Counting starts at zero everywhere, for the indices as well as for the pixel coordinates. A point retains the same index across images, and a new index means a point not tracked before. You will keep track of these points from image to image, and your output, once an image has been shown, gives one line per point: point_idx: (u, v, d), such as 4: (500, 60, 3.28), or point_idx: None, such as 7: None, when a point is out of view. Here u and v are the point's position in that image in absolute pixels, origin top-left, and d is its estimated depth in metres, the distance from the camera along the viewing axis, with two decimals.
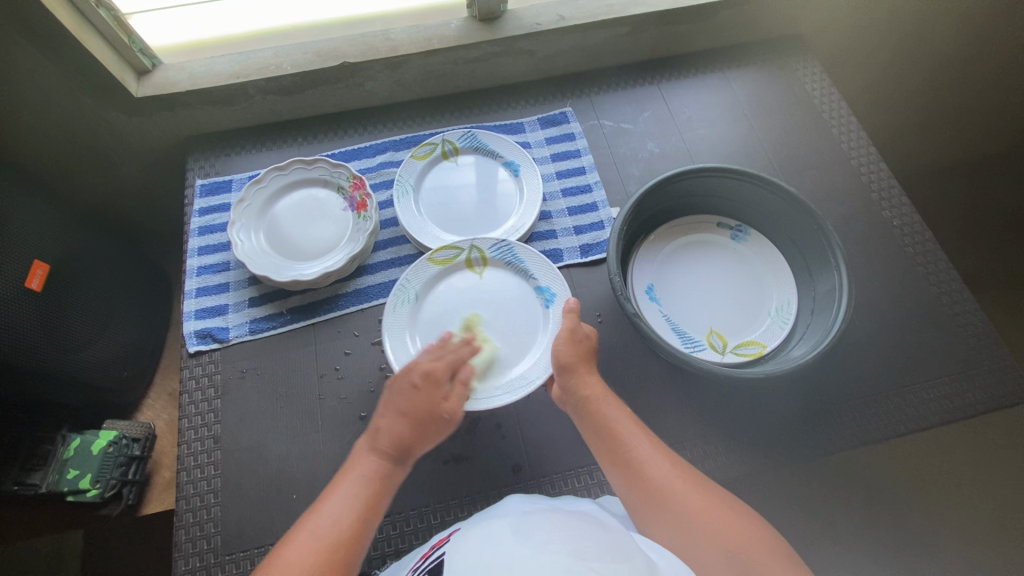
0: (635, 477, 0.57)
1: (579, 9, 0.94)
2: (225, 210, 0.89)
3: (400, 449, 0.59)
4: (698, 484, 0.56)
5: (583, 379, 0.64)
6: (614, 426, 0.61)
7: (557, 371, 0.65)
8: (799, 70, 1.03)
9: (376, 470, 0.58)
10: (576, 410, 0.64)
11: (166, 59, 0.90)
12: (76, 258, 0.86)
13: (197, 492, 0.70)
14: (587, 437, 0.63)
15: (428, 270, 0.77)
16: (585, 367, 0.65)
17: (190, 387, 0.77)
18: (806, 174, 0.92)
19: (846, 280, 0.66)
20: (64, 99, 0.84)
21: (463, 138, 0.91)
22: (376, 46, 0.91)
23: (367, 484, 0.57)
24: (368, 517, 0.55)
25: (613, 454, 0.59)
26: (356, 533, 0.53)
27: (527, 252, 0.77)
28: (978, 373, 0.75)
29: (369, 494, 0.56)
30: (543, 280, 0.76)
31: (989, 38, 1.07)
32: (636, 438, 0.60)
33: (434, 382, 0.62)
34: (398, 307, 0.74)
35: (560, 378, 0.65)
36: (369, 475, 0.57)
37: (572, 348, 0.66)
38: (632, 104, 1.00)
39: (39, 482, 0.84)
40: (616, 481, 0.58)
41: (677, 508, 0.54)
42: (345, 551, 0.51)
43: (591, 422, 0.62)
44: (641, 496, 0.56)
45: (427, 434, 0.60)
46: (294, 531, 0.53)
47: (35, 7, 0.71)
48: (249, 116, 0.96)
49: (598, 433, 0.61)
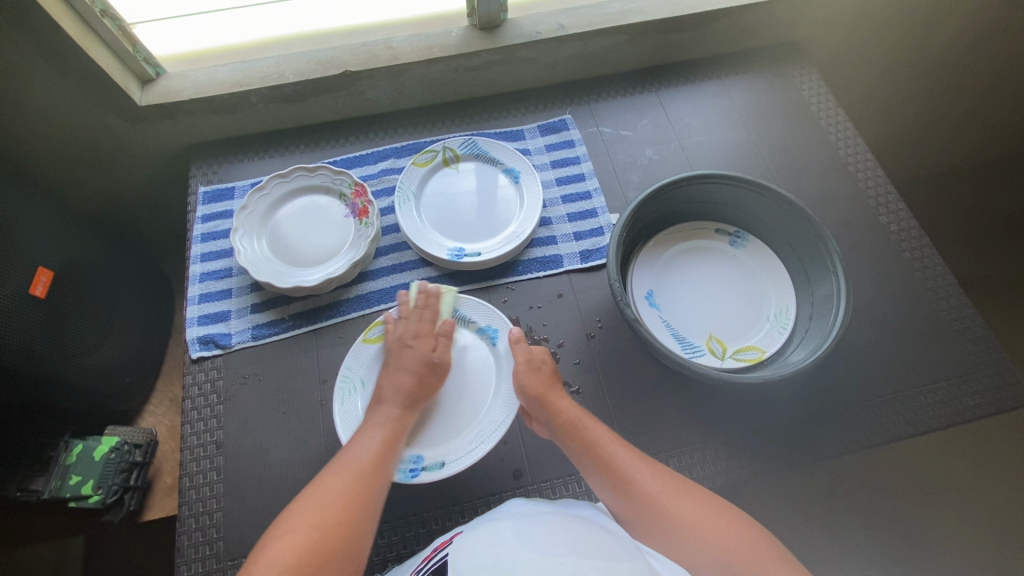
0: (625, 488, 0.57)
1: (579, 18, 0.95)
2: (228, 217, 0.90)
3: (409, 395, 0.66)
4: (689, 491, 0.57)
5: (553, 406, 0.65)
6: (596, 443, 0.61)
7: (529, 403, 0.66)
8: (796, 77, 1.04)
9: (391, 415, 0.65)
10: (555, 431, 0.64)
11: (169, 67, 0.91)
12: (80, 264, 0.87)
13: (199, 498, 0.71)
14: (570, 456, 0.63)
15: (366, 352, 0.74)
16: (553, 393, 0.66)
17: (193, 393, 0.77)
18: (804, 180, 0.93)
19: (845, 285, 0.67)
20: (70, 108, 0.85)
21: (464, 145, 0.92)
22: (378, 55, 0.92)
23: (384, 427, 0.63)
24: (389, 453, 0.62)
25: (599, 469, 0.59)
26: (381, 465, 0.60)
27: (459, 300, 0.77)
28: (977, 378, 0.75)
29: (386, 436, 0.62)
30: (481, 322, 0.76)
31: (984, 45, 1.08)
32: (618, 451, 0.60)
33: (425, 339, 0.71)
34: (345, 402, 0.70)
35: (534, 409, 0.66)
36: (387, 420, 0.64)
37: (535, 378, 0.67)
38: (631, 111, 1.01)
39: (41, 488, 0.84)
40: (607, 497, 0.59)
41: (671, 518, 0.54)
42: (372, 477, 0.58)
43: (573, 442, 0.62)
44: (633, 508, 0.56)
45: (428, 382, 0.68)
46: (323, 473, 0.58)
47: (42, 18, 0.72)
48: (252, 124, 0.96)
49: (583, 453, 0.61)
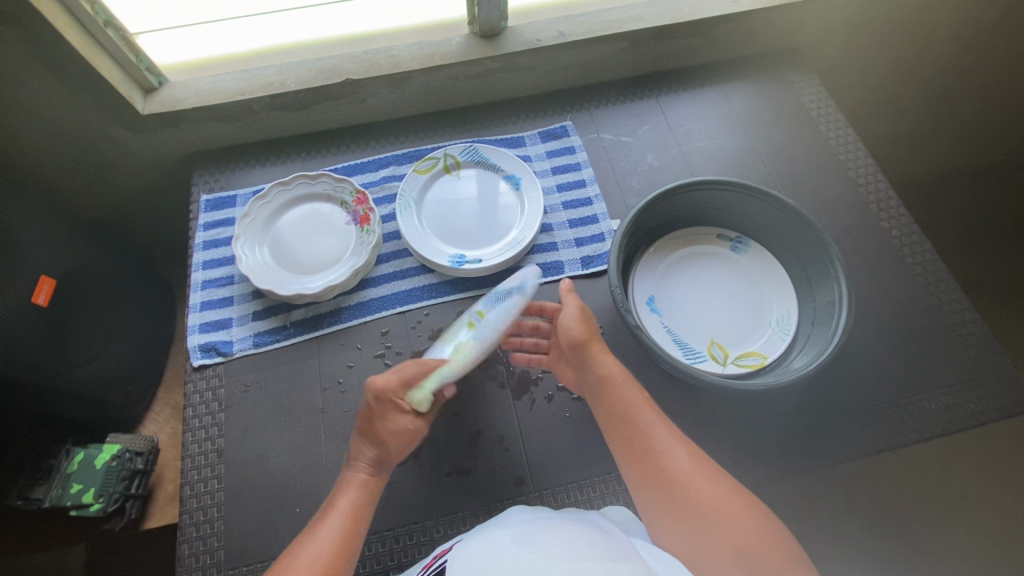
0: (646, 458, 0.58)
1: (579, 26, 0.95)
2: (230, 224, 0.90)
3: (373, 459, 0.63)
4: (713, 475, 0.56)
5: (595, 361, 0.66)
6: (629, 406, 0.62)
7: (572, 349, 0.67)
8: (795, 82, 1.04)
9: (360, 478, 0.61)
10: (592, 389, 0.65)
11: (172, 77, 0.92)
12: (82, 272, 0.87)
13: (200, 506, 0.70)
14: (601, 416, 0.64)
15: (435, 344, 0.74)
16: (597, 347, 0.67)
17: (195, 401, 0.77)
18: (805, 185, 0.93)
19: (846, 291, 0.67)
20: (72, 117, 0.85)
21: (464, 152, 0.92)
22: (379, 63, 0.92)
23: (355, 490, 0.60)
24: (361, 517, 0.58)
25: (627, 436, 0.60)
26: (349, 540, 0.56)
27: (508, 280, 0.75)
28: (980, 384, 0.75)
29: (356, 499, 0.59)
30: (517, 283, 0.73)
31: (984, 50, 1.08)
32: (649, 419, 0.61)
33: (379, 405, 0.64)
34: None
35: (575, 357, 0.67)
36: (355, 484, 0.61)
37: (584, 327, 0.68)
38: (632, 117, 1.01)
39: (43, 496, 0.83)
40: (628, 465, 0.59)
41: (690, 499, 0.54)
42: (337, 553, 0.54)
43: (608, 401, 0.63)
44: (649, 479, 0.56)
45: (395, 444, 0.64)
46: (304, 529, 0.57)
47: (47, 30, 0.73)
48: (254, 132, 0.97)
49: (614, 413, 0.62)
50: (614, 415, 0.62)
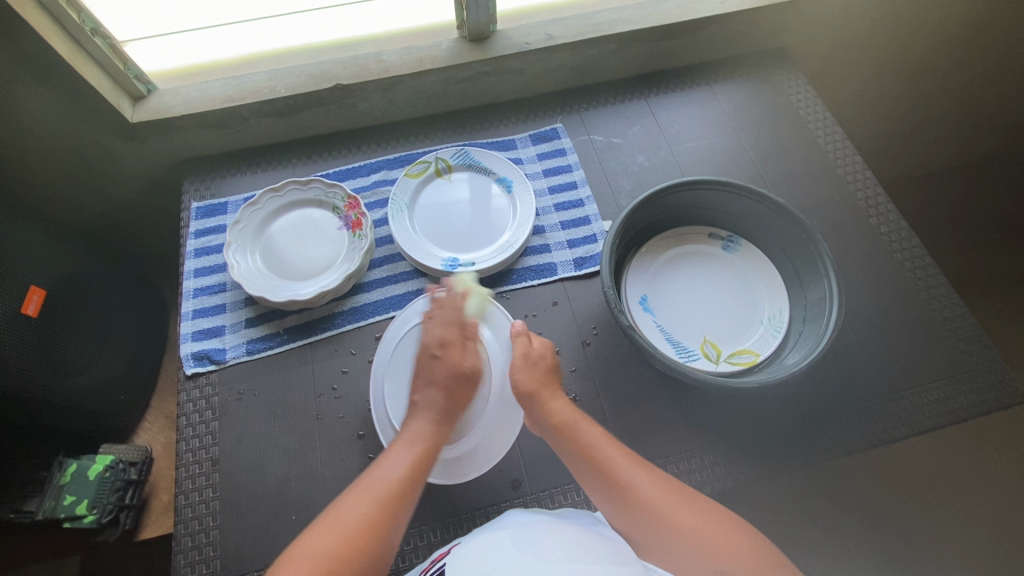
0: (619, 495, 0.56)
1: (568, 28, 0.96)
2: (222, 231, 0.90)
3: (444, 411, 0.63)
4: (686, 500, 0.55)
5: (546, 407, 0.64)
6: (592, 448, 0.60)
7: (522, 400, 0.66)
8: (784, 81, 1.05)
9: (423, 431, 0.61)
10: (548, 433, 0.64)
11: (160, 84, 0.91)
12: (73, 282, 0.87)
13: (195, 516, 0.70)
14: (566, 461, 0.62)
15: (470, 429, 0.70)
16: (546, 393, 0.65)
17: (188, 409, 0.77)
18: (794, 183, 0.94)
19: (837, 286, 0.67)
20: (60, 126, 0.84)
21: (456, 156, 0.92)
22: (368, 68, 0.92)
23: (416, 445, 0.60)
24: (421, 476, 0.58)
25: (591, 471, 0.59)
26: (408, 489, 0.56)
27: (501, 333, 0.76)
28: (968, 377, 0.76)
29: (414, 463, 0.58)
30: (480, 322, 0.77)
31: (965, 49, 1.10)
32: (616, 458, 0.59)
33: (451, 349, 0.67)
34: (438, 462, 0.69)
35: (527, 407, 0.65)
36: (420, 439, 0.60)
37: (530, 375, 0.66)
38: (622, 119, 1.02)
39: (36, 509, 0.82)
40: (604, 506, 0.57)
41: (664, 529, 0.53)
42: (397, 501, 0.54)
43: (566, 445, 0.61)
44: (625, 515, 0.55)
45: (459, 391, 0.65)
46: (356, 484, 0.56)
47: (34, 39, 0.72)
48: (244, 139, 0.97)
49: (576, 457, 0.60)
50: (580, 459, 0.60)
